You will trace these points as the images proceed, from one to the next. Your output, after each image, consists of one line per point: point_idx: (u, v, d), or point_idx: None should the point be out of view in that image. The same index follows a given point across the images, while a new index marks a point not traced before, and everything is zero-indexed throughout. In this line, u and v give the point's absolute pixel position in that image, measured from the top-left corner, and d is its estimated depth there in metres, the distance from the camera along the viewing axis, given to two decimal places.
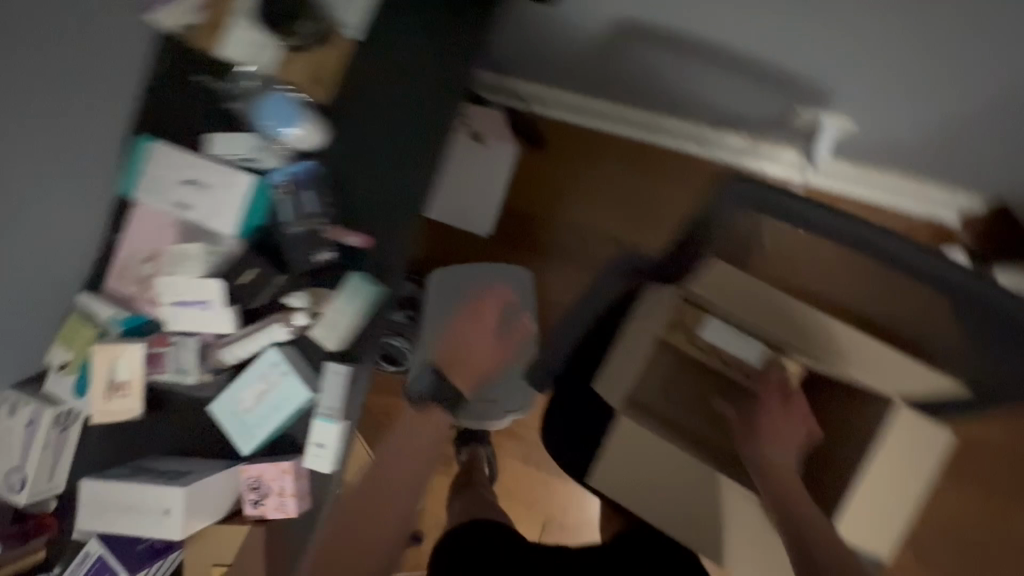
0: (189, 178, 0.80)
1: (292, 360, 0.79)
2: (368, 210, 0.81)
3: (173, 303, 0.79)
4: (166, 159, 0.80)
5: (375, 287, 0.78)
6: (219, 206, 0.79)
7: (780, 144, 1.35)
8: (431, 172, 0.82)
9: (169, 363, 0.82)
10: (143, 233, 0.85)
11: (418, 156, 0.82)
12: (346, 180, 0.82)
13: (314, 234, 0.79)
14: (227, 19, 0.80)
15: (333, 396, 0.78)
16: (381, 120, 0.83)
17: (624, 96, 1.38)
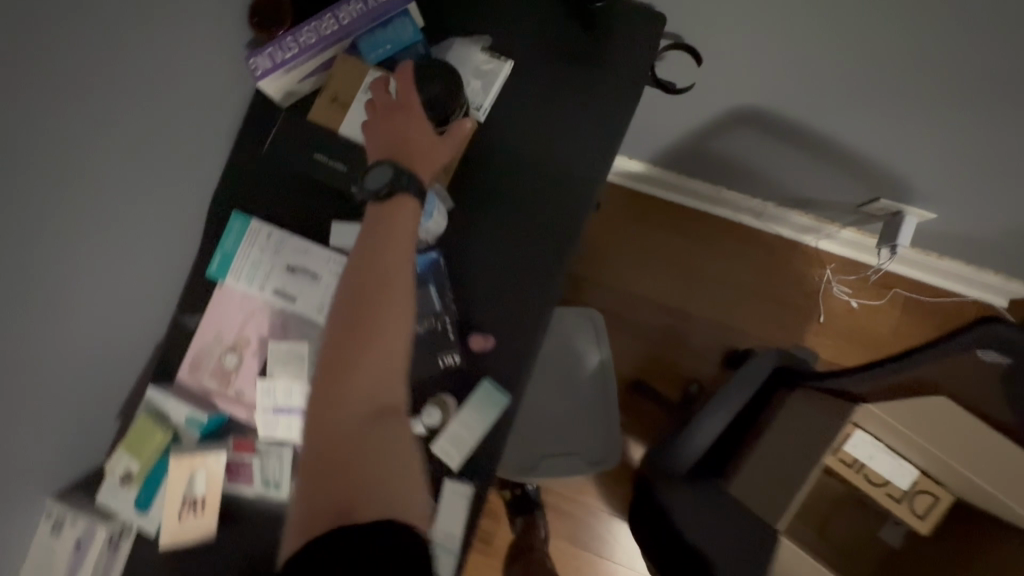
0: (293, 265, 0.72)
1: None
2: (492, 307, 0.73)
3: (270, 410, 0.69)
4: (268, 241, 0.72)
5: (506, 398, 0.70)
6: (328, 297, 0.71)
7: (844, 225, 1.36)
8: (561, 265, 0.74)
9: (254, 476, 0.71)
10: (226, 319, 0.75)
11: (549, 247, 0.74)
12: (468, 273, 0.74)
13: (437, 335, 0.71)
14: (354, 95, 0.72)
15: (452, 520, 0.69)
16: (507, 207, 0.76)
17: (689, 167, 1.36)
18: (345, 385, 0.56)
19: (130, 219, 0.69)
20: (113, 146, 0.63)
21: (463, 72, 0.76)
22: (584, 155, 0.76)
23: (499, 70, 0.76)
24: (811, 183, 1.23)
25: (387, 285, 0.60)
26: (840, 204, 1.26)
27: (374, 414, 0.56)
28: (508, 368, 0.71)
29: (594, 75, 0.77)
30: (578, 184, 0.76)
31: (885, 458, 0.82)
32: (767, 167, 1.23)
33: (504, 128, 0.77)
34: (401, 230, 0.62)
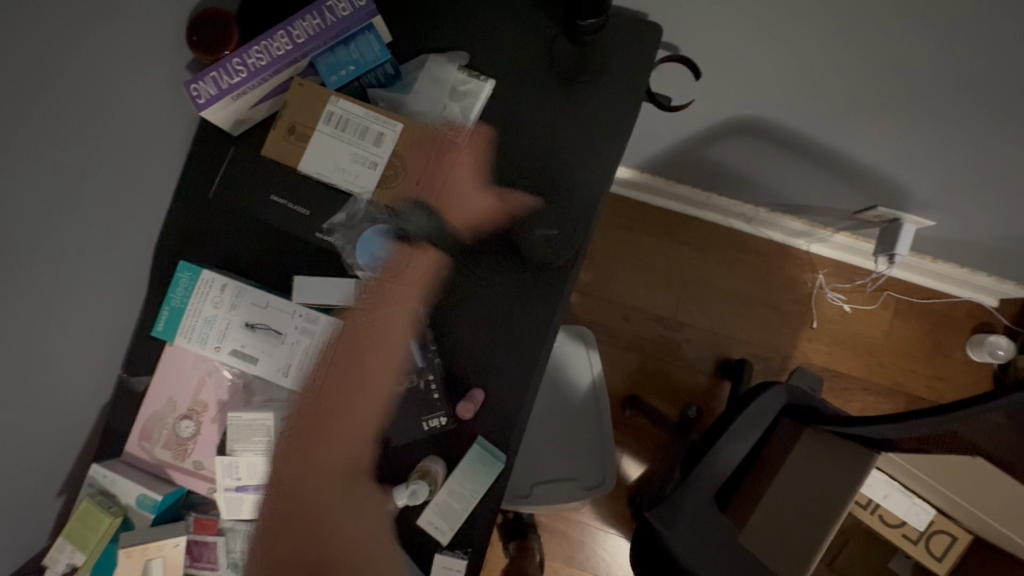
0: (256, 324, 0.65)
1: (391, 555, 0.62)
2: (480, 358, 0.66)
3: (234, 488, 0.63)
4: (226, 297, 0.65)
5: (499, 461, 0.63)
6: (296, 356, 0.64)
7: (836, 229, 1.32)
8: (556, 303, 0.66)
9: (219, 557, 0.64)
10: (180, 382, 0.66)
11: (540, 287, 0.66)
12: (453, 322, 0.66)
13: (420, 395, 0.64)
14: (313, 127, 0.63)
15: None
16: (493, 243, 0.67)
17: (677, 174, 1.30)
18: (319, 454, 0.64)
19: (62, 283, 0.60)
20: (35, 204, 0.54)
21: (438, 92, 0.68)
22: (576, 184, 0.69)
23: (478, 90, 0.68)
24: (805, 191, 1.19)
25: (383, 342, 0.65)
26: (835, 210, 1.22)
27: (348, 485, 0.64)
28: (500, 425, 0.65)
29: (583, 92, 0.70)
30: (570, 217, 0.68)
31: (903, 499, 0.85)
32: (760, 175, 1.18)
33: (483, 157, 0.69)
34: (405, 296, 0.65)
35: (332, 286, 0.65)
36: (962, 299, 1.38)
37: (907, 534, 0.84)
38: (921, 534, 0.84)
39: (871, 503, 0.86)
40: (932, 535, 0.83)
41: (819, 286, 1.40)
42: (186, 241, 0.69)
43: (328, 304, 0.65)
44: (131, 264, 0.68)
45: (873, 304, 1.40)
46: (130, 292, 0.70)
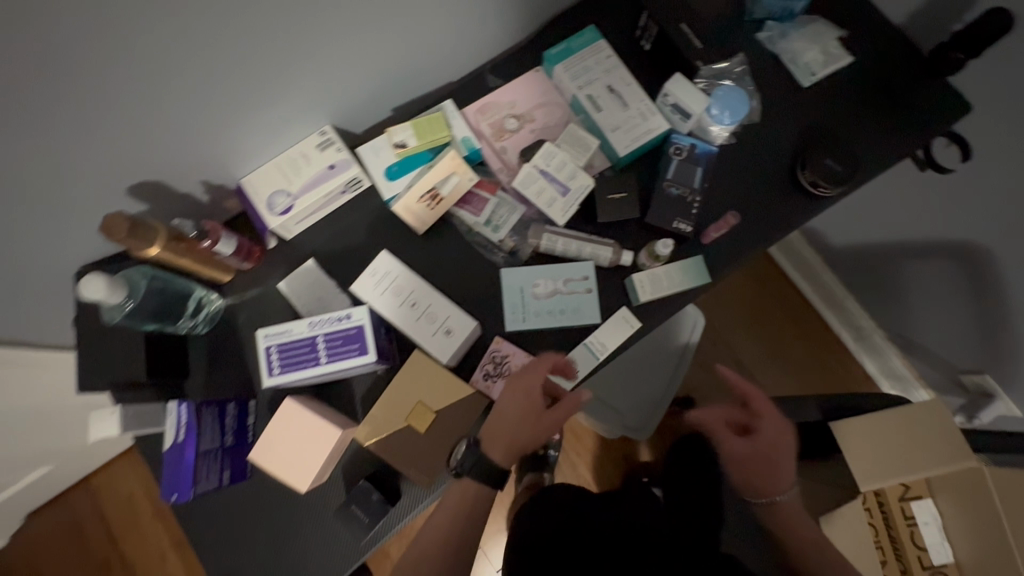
0: (621, 91, 0.85)
1: (598, 286, 0.81)
2: (723, 214, 0.84)
3: (537, 168, 0.82)
4: (606, 61, 0.87)
5: (706, 279, 0.81)
6: (625, 125, 0.84)
7: (926, 385, 1.46)
8: (787, 223, 0.84)
9: (483, 209, 0.82)
10: (527, 96, 0.88)
11: (789, 197, 0.85)
12: (720, 184, 0.85)
13: (681, 203, 0.83)
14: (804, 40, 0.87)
15: (612, 334, 0.79)
16: (773, 150, 0.87)
17: (839, 261, 1.50)
18: (514, 409, 0.70)
19: None
20: None
21: (812, 41, 0.90)
22: (859, 149, 0.87)
23: (840, 59, 0.90)
24: (929, 332, 1.37)
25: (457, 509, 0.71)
26: (943, 361, 1.37)
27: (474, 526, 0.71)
28: (715, 261, 0.82)
29: (913, 114, 0.90)
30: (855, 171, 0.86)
31: (938, 533, 0.85)
32: (913, 300, 1.35)
33: (810, 108, 0.89)
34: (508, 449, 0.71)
35: (691, 94, 0.82)
36: None
37: (920, 561, 0.86)
38: (932, 567, 0.85)
39: (911, 519, 0.87)
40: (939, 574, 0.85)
41: None
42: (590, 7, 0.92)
43: (674, 107, 0.83)
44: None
45: None
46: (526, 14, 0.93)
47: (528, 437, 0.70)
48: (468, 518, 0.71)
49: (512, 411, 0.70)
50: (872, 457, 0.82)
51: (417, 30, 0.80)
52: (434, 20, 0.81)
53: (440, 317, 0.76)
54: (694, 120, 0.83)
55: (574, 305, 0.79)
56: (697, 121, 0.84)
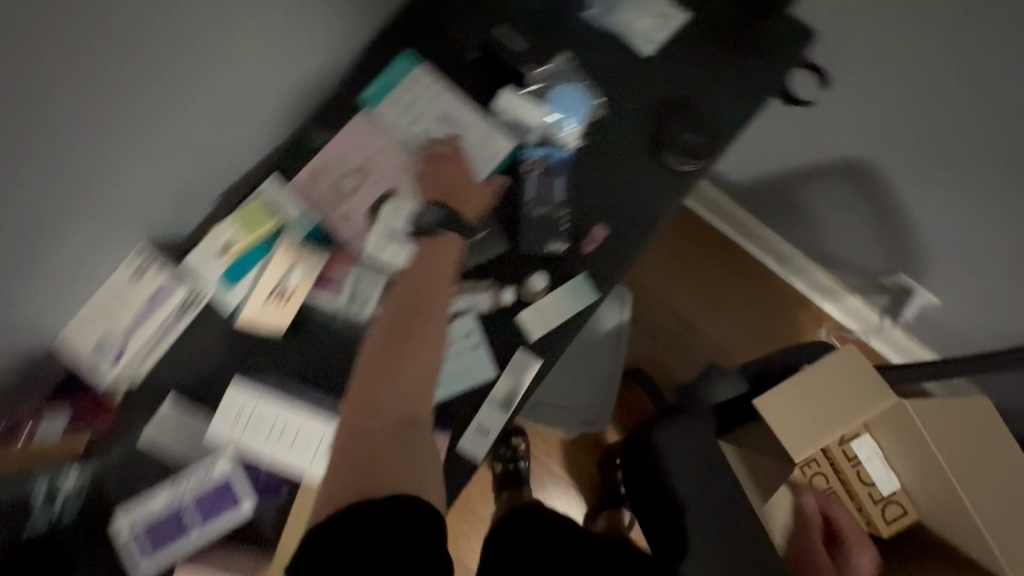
0: (456, 118, 0.78)
1: (487, 336, 0.75)
2: (597, 218, 0.79)
3: (386, 232, 0.75)
4: (432, 89, 0.79)
5: (595, 296, 0.76)
6: (468, 155, 0.77)
7: (853, 291, 1.48)
8: (661, 209, 0.79)
9: (341, 289, 0.75)
10: (357, 146, 0.78)
11: (659, 180, 0.80)
12: (586, 186, 0.80)
13: (550, 222, 0.77)
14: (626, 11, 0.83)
15: (513, 383, 0.74)
16: (630, 135, 0.81)
17: (744, 196, 1.48)
18: (436, 171, 0.77)
19: None
20: None
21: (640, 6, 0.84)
22: (716, 109, 0.83)
23: (672, 17, 0.84)
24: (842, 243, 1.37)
25: (411, 354, 0.63)
26: (861, 268, 1.39)
27: (399, 348, 0.63)
28: (601, 272, 0.77)
29: (759, 54, 0.85)
30: (716, 135, 0.81)
31: (878, 465, 0.87)
32: (821, 217, 1.34)
33: (657, 79, 0.83)
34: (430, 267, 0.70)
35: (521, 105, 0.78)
36: None
37: (869, 496, 0.87)
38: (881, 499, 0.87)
39: (854, 459, 0.88)
40: (889, 504, 0.87)
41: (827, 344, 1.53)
42: (402, 28, 0.83)
43: (513, 123, 0.79)
44: (352, 24, 0.82)
45: None
46: (336, 54, 0.83)
47: (439, 186, 0.76)
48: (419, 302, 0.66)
49: (432, 181, 0.77)
50: (807, 422, 0.79)
51: (201, 116, 0.69)
52: (216, 99, 0.69)
53: (320, 435, 0.71)
54: (537, 131, 0.78)
55: (466, 367, 0.74)
56: (541, 131, 0.78)
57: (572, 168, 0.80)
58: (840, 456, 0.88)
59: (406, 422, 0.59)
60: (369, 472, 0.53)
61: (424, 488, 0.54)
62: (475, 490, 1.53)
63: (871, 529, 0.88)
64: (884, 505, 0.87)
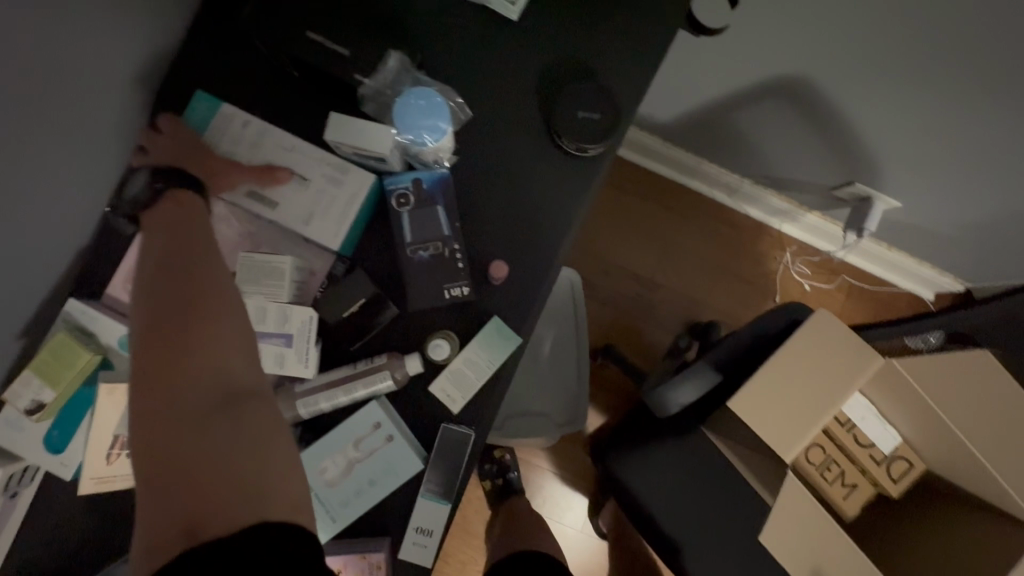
0: (286, 165, 0.62)
1: (398, 422, 0.61)
2: (497, 242, 0.64)
3: None
4: (246, 134, 0.63)
5: (517, 338, 0.63)
6: (320, 207, 0.62)
7: (810, 209, 1.38)
8: (574, 212, 0.65)
9: None
10: None
11: (561, 176, 0.65)
12: (478, 205, 0.64)
13: (441, 264, 0.62)
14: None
15: (446, 468, 0.60)
16: (515, 129, 0.65)
17: (676, 134, 1.34)
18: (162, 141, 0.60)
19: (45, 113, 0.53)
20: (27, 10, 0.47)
21: None
22: (610, 70, 0.67)
23: None
24: (789, 164, 1.25)
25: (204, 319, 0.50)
26: (813, 184, 1.27)
27: (193, 330, 0.50)
28: (517, 306, 0.64)
29: None
30: (618, 103, 0.66)
31: (875, 423, 0.78)
32: (764, 143, 1.21)
33: (532, 49, 0.66)
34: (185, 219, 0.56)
35: (363, 130, 0.61)
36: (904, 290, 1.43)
37: (871, 457, 0.79)
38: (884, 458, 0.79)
39: (848, 423, 0.78)
40: (894, 460, 0.79)
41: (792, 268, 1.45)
42: (204, 53, 0.65)
43: (361, 153, 0.62)
44: (137, 63, 0.62)
45: (831, 286, 1.45)
46: (130, 106, 0.64)
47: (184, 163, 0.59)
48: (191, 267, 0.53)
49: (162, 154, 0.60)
50: (793, 410, 0.67)
51: None
52: None
53: None
54: (395, 154, 0.62)
55: (385, 465, 0.60)
56: (400, 153, 0.62)
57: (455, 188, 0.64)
58: (833, 425, 0.79)
59: (227, 399, 0.48)
60: (198, 482, 0.43)
61: (289, 483, 0.46)
62: (470, 510, 1.42)
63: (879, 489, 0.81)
64: (889, 464, 0.79)
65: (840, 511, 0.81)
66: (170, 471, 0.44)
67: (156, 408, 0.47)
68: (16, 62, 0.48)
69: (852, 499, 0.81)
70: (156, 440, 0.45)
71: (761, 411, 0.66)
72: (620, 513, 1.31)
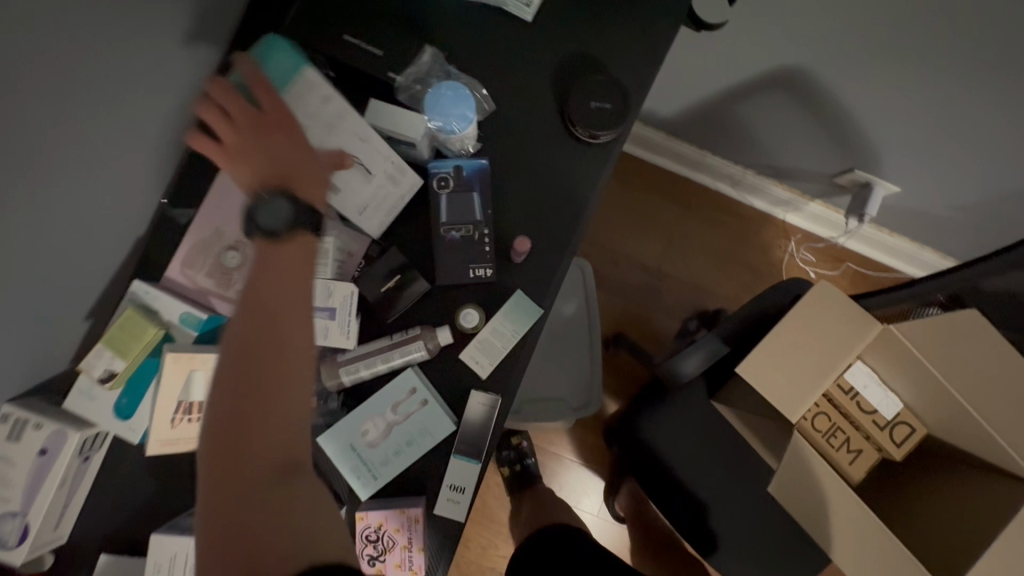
0: (349, 151, 0.66)
1: (433, 388, 0.66)
2: (520, 224, 0.70)
3: None
4: (325, 112, 0.66)
5: (539, 309, 0.68)
6: (374, 201, 0.67)
7: (812, 198, 1.42)
8: (588, 195, 0.71)
9: None
10: (229, 213, 0.67)
11: (576, 162, 0.71)
12: (505, 190, 0.70)
13: (472, 244, 0.68)
14: None
15: (475, 431, 0.66)
16: (532, 119, 0.71)
17: (680, 129, 1.39)
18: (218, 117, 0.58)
19: (112, 110, 0.59)
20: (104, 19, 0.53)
21: None
22: (619, 64, 0.72)
23: None
24: (790, 153, 1.30)
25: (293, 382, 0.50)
26: (815, 173, 1.32)
27: (273, 387, 0.49)
28: (537, 283, 0.70)
29: None
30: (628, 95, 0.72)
31: (877, 390, 0.82)
32: (765, 134, 1.26)
33: (548, 46, 0.72)
34: (290, 258, 0.54)
35: (402, 121, 0.67)
36: (908, 275, 1.47)
37: (873, 423, 0.83)
38: (886, 423, 0.83)
39: (850, 390, 0.83)
40: (896, 425, 0.83)
41: (797, 256, 1.50)
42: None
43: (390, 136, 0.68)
44: (189, 65, 0.69)
45: (835, 273, 1.49)
46: (181, 105, 0.71)
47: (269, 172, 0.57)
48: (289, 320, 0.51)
49: (233, 150, 0.57)
50: (800, 371, 0.71)
51: None
52: None
53: None
54: (424, 143, 0.67)
55: (420, 428, 0.65)
56: (429, 142, 0.68)
57: (485, 176, 0.70)
58: (837, 392, 0.84)
59: (285, 472, 0.48)
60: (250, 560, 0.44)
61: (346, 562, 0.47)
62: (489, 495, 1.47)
63: (882, 454, 0.85)
64: (891, 429, 0.83)
65: (847, 477, 0.85)
66: (224, 522, 0.45)
67: (228, 451, 0.47)
68: (96, 66, 0.55)
69: (859, 465, 0.85)
70: (211, 495, 0.46)
71: (768, 374, 0.71)
72: (636, 494, 1.36)
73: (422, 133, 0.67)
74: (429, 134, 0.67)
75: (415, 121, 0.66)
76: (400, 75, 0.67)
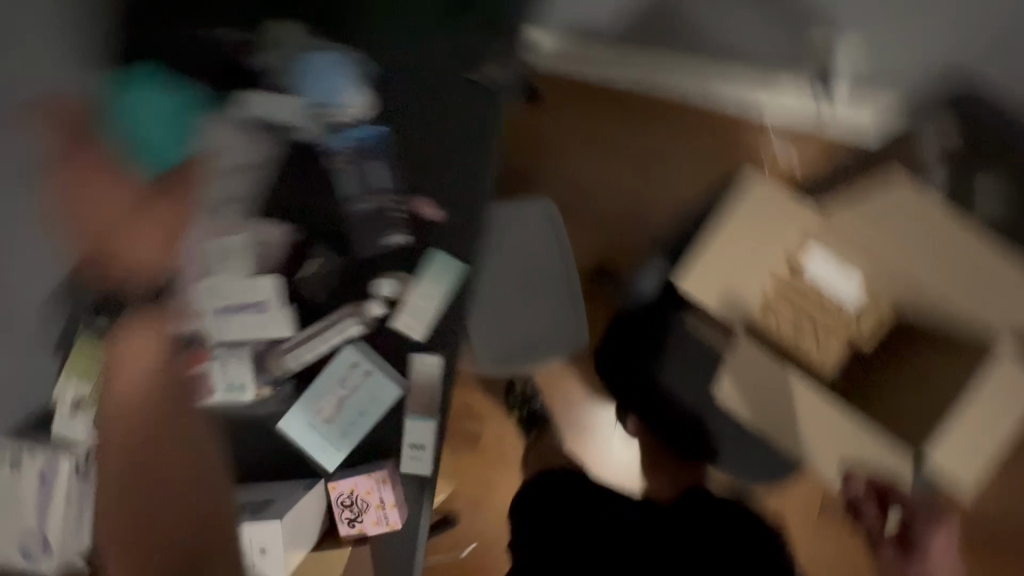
0: (217, 158, 0.64)
1: (376, 357, 0.69)
2: (432, 183, 0.70)
3: (217, 310, 0.67)
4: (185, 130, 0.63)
5: (461, 263, 0.69)
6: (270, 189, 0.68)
7: None
8: (493, 140, 0.71)
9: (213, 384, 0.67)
10: None
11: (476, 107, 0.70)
12: (409, 150, 0.70)
13: (384, 213, 0.68)
14: None
15: (422, 390, 0.69)
16: (422, 74, 0.71)
17: None
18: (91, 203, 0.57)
19: None
20: None
21: None
22: None
23: None
24: None
25: (164, 460, 0.54)
26: None
27: (143, 470, 0.54)
28: (457, 238, 0.69)
29: None
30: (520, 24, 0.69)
31: (841, 279, 0.79)
32: None
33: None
34: (133, 346, 0.57)
35: (279, 102, 0.68)
36: None
37: (839, 313, 0.82)
38: (853, 312, 0.81)
39: (811, 286, 0.80)
40: (864, 312, 0.81)
41: None
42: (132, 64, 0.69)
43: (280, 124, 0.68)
44: None
45: None
46: None
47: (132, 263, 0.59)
48: (137, 407, 0.55)
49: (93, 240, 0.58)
50: (725, 271, 0.73)
51: None
52: None
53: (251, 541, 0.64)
54: (310, 120, 0.68)
55: (369, 397, 0.68)
56: (316, 116, 0.68)
57: (384, 140, 0.69)
58: (799, 291, 0.79)
59: (197, 531, 0.54)
60: None
61: None
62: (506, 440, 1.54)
63: (855, 343, 0.83)
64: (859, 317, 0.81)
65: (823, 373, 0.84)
66: None
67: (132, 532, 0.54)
68: None
69: (834, 358, 0.83)
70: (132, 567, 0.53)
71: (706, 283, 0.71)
72: None
73: (303, 109, 0.68)
74: (312, 109, 0.68)
75: (290, 99, 0.68)
76: (265, 58, 0.69)
